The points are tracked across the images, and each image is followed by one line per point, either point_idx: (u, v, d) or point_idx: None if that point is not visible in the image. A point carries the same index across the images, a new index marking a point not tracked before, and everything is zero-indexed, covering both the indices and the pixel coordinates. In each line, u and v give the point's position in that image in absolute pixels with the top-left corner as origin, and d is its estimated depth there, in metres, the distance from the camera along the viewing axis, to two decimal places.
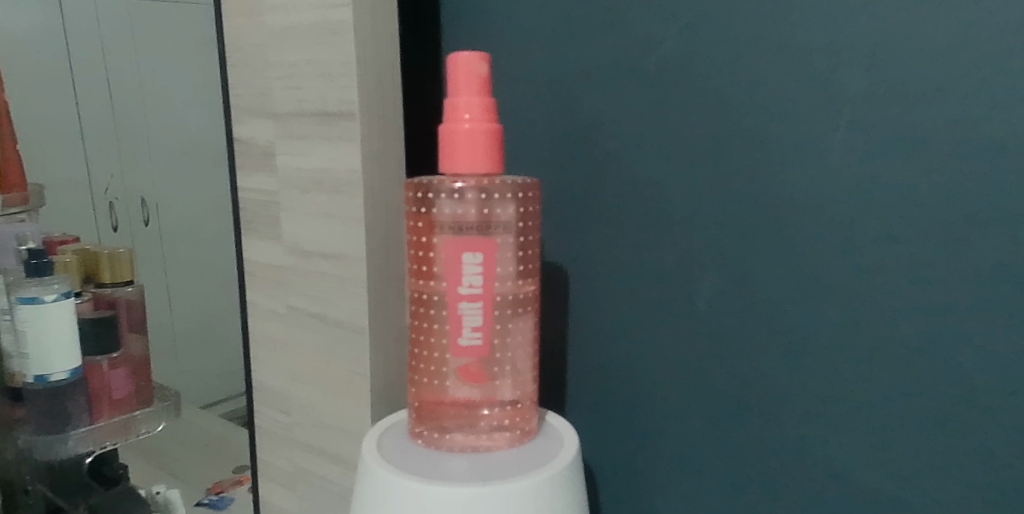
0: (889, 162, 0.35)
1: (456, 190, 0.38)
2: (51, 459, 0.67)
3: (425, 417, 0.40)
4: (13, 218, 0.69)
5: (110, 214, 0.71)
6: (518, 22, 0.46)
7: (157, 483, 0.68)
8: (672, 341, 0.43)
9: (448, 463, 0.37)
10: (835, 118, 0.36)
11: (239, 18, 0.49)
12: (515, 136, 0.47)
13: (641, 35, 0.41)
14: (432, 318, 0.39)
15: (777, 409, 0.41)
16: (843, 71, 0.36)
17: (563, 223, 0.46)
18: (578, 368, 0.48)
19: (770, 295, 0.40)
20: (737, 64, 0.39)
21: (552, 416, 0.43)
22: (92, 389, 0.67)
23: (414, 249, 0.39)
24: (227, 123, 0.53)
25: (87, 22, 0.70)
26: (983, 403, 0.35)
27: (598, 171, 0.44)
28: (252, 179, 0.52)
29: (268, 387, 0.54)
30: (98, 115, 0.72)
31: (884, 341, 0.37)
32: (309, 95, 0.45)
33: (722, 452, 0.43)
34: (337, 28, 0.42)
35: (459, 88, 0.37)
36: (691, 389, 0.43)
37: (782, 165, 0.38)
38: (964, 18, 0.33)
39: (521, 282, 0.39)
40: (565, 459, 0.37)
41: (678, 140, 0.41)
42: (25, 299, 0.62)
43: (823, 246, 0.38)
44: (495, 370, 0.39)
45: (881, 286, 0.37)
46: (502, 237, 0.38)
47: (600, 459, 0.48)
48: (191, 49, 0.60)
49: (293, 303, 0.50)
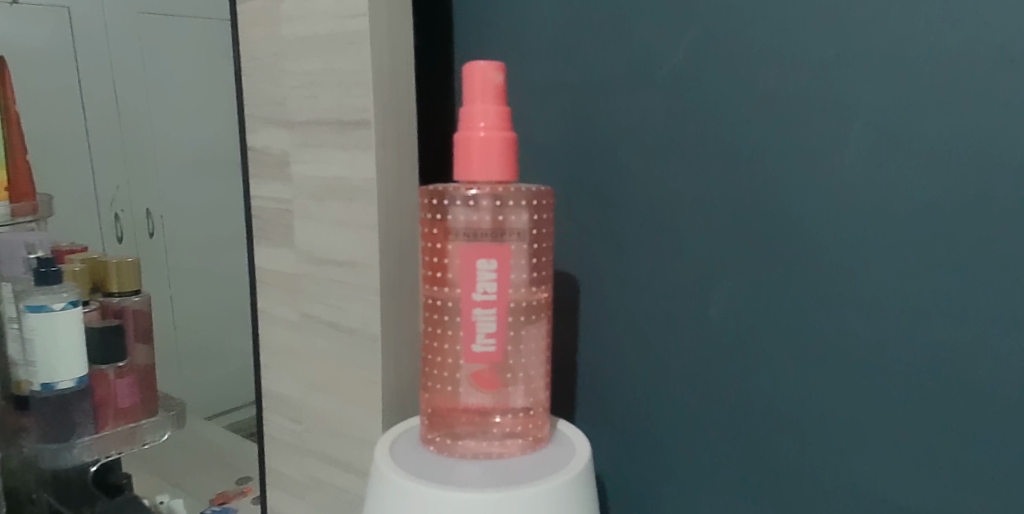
0: (901, 171, 0.36)
1: (470, 197, 0.38)
2: (57, 467, 0.68)
3: (439, 424, 0.40)
4: (24, 226, 0.71)
5: (116, 226, 0.70)
6: (531, 32, 0.46)
7: (161, 493, 0.68)
8: (684, 349, 0.44)
9: (461, 469, 0.38)
10: (847, 128, 0.37)
11: (256, 30, 0.49)
12: (528, 147, 0.48)
13: (654, 45, 0.42)
14: (446, 324, 0.39)
15: (791, 419, 0.41)
16: (854, 82, 0.36)
17: (576, 232, 0.46)
18: (588, 376, 0.48)
19: (783, 303, 0.40)
20: (749, 74, 0.39)
21: (563, 423, 0.43)
22: (98, 396, 0.68)
23: (429, 256, 0.40)
24: (241, 132, 0.53)
25: (94, 32, 0.68)
26: (993, 409, 0.35)
27: (610, 179, 0.45)
28: (265, 188, 0.52)
29: (279, 395, 0.54)
30: (105, 126, 0.70)
31: (897, 350, 0.37)
32: (325, 103, 0.46)
33: (734, 463, 0.43)
34: (354, 38, 0.43)
35: (475, 96, 0.37)
36: (702, 400, 0.43)
37: (794, 174, 0.39)
38: (975, 28, 0.33)
39: (534, 289, 0.39)
40: (576, 467, 0.37)
41: (691, 150, 0.41)
42: (32, 308, 0.64)
43: (834, 256, 0.38)
44: (508, 377, 0.39)
45: (893, 294, 0.37)
46: (516, 244, 0.38)
47: (610, 467, 0.48)
48: (202, 59, 0.60)
49: (306, 310, 0.51)
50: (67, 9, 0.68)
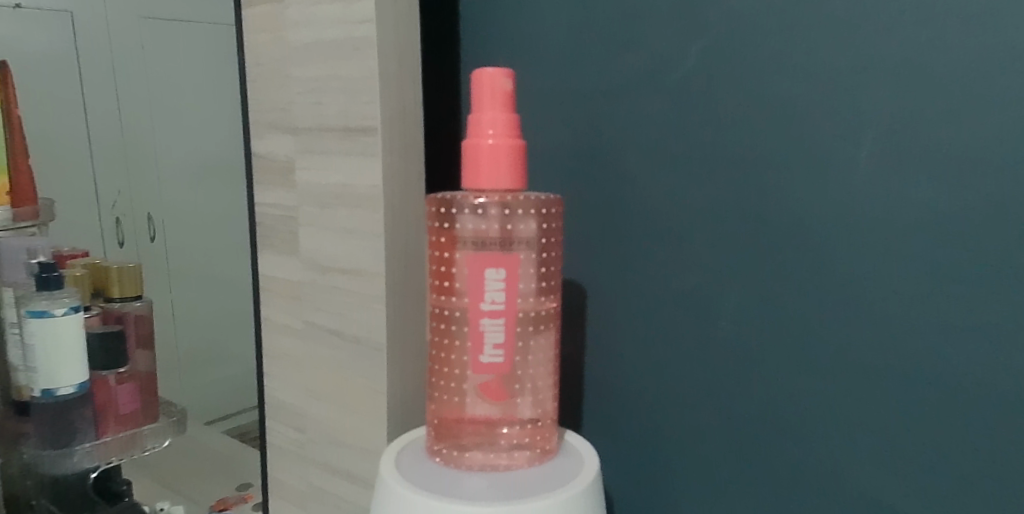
0: (913, 180, 0.35)
1: (478, 205, 0.38)
2: (58, 472, 0.68)
3: (445, 435, 0.40)
4: (25, 231, 0.71)
5: (116, 230, 0.69)
6: (538, 39, 0.46)
7: (161, 500, 0.67)
8: (692, 359, 0.43)
9: (466, 481, 0.37)
10: (861, 137, 0.36)
11: (261, 35, 0.49)
12: (535, 153, 0.47)
13: (663, 52, 0.41)
14: (454, 334, 0.39)
15: (802, 430, 0.40)
16: (869, 89, 0.36)
17: (584, 239, 0.46)
18: (595, 386, 0.47)
19: (793, 313, 0.39)
20: (760, 81, 0.38)
21: (571, 435, 0.43)
22: (98, 403, 0.68)
23: (436, 264, 0.39)
24: (246, 138, 0.53)
25: (97, 36, 0.67)
26: (1006, 420, 0.35)
27: (618, 186, 0.44)
28: (270, 194, 0.52)
29: (281, 403, 0.54)
30: (107, 129, 0.69)
31: (909, 360, 0.36)
32: (331, 110, 0.45)
33: (745, 474, 0.42)
34: (360, 44, 0.42)
35: (484, 104, 0.37)
36: (712, 411, 0.43)
37: (804, 182, 0.38)
38: (989, 35, 0.33)
39: (543, 299, 0.39)
40: (584, 479, 0.37)
41: (701, 157, 0.41)
42: (34, 313, 0.64)
43: (846, 266, 0.37)
44: (516, 388, 0.39)
45: (905, 304, 0.36)
46: (524, 253, 0.38)
47: (618, 478, 0.48)
48: (203, 64, 0.60)
49: (310, 318, 0.50)
50: (70, 13, 0.68)
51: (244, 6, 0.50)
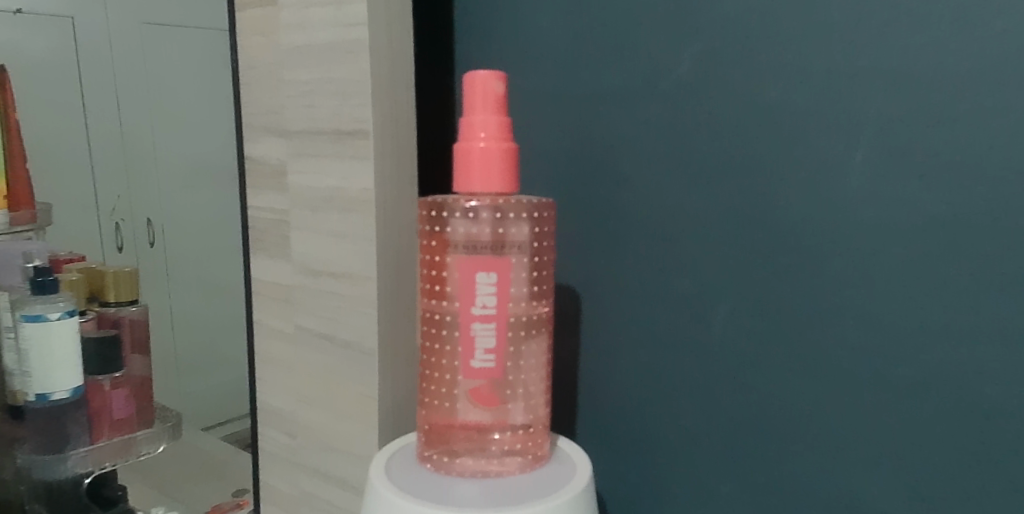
0: (905, 184, 0.35)
1: (470, 208, 0.37)
2: (52, 478, 0.67)
3: (435, 441, 0.39)
4: (20, 235, 0.70)
5: (116, 235, 0.69)
6: (531, 43, 0.46)
7: (156, 506, 0.66)
8: (686, 365, 0.43)
9: (457, 487, 0.37)
10: (853, 141, 0.36)
11: (254, 39, 0.49)
12: (529, 157, 0.47)
13: (656, 56, 0.41)
14: (444, 339, 0.39)
15: (795, 437, 0.40)
16: (861, 94, 0.35)
17: (577, 244, 0.46)
18: (587, 392, 0.47)
19: (788, 319, 0.39)
20: (753, 86, 0.38)
21: (563, 440, 0.42)
22: (92, 408, 0.67)
23: (427, 268, 0.39)
24: (239, 142, 0.52)
25: (97, 42, 0.67)
26: (996, 422, 0.34)
27: (610, 190, 0.44)
28: (263, 198, 0.51)
29: (273, 408, 0.53)
30: (107, 134, 0.69)
31: (902, 365, 0.36)
32: (323, 113, 0.45)
33: (736, 479, 0.42)
34: (354, 47, 0.42)
35: (476, 107, 0.36)
36: (704, 417, 0.43)
37: (796, 187, 0.38)
38: (979, 39, 0.33)
39: (534, 303, 0.38)
40: (576, 486, 0.36)
41: (693, 162, 0.41)
42: (30, 317, 0.63)
43: (838, 271, 0.37)
44: (507, 393, 0.38)
45: (900, 309, 0.36)
46: (516, 257, 0.38)
47: (610, 484, 0.47)
48: (195, 67, 0.59)
49: (302, 323, 0.50)
50: (70, 19, 0.68)
51: (238, 8, 0.50)
